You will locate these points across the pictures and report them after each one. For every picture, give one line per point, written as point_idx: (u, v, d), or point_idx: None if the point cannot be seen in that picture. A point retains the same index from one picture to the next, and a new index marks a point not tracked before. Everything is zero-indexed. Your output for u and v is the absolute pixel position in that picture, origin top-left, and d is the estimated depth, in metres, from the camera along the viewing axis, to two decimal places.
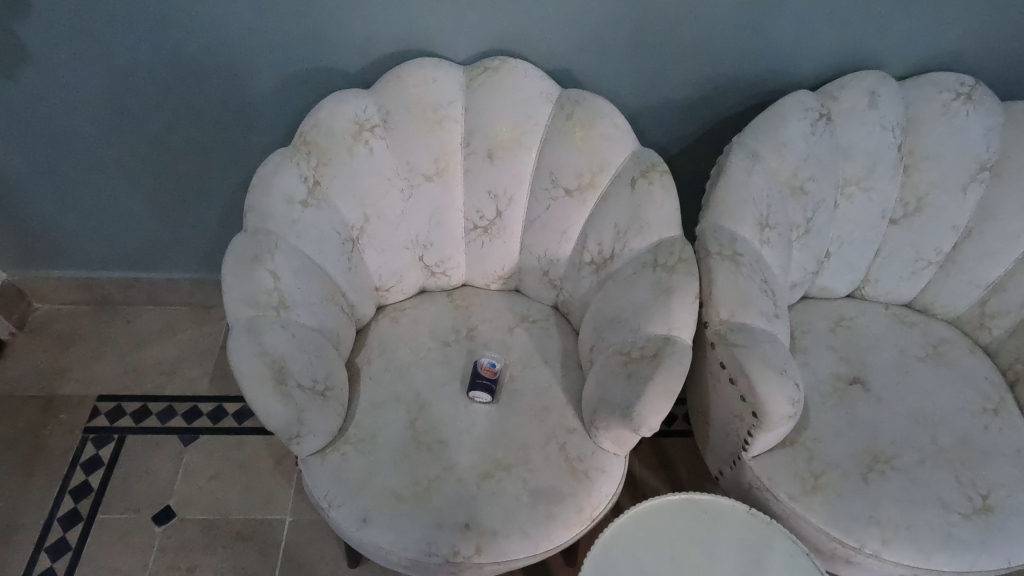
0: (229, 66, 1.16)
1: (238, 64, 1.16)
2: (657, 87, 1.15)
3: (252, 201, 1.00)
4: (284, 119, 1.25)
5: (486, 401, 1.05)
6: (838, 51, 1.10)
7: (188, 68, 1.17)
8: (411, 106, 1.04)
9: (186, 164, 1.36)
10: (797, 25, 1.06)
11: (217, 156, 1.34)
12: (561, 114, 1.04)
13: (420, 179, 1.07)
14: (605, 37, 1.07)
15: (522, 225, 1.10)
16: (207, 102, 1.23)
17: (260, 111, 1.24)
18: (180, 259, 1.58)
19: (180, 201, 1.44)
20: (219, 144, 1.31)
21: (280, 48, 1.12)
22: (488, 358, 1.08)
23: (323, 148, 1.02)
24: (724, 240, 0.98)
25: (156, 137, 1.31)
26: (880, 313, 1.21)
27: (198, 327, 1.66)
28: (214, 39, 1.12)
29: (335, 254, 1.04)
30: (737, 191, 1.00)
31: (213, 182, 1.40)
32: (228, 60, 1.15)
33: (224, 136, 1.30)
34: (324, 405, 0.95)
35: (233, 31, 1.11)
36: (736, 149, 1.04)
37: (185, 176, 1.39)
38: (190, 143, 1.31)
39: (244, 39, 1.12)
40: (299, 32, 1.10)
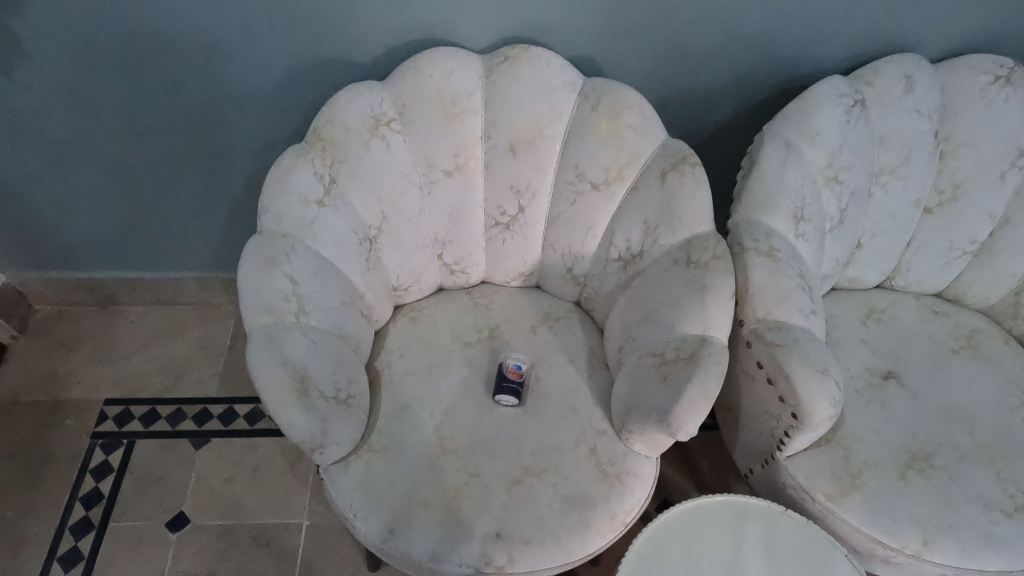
0: (236, 58, 1.11)
1: (247, 57, 1.11)
2: (681, 74, 1.10)
3: (265, 202, 0.95)
4: (293, 113, 1.20)
5: (512, 405, 1.02)
6: (872, 34, 1.05)
7: (193, 61, 1.12)
8: (429, 99, 0.99)
9: (192, 160, 1.31)
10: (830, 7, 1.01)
11: (225, 152, 1.29)
12: (586, 105, 1.00)
13: (439, 175, 1.03)
14: (630, 23, 1.02)
15: (545, 221, 1.06)
16: (214, 96, 1.18)
17: (269, 105, 1.19)
18: (185, 258, 1.54)
19: (185, 198, 1.39)
20: (227, 139, 1.26)
21: (289, 38, 1.07)
22: (513, 360, 1.05)
23: (338, 144, 0.98)
24: (760, 235, 0.94)
25: (161, 133, 1.26)
26: (911, 305, 1.17)
27: (205, 326, 1.62)
28: (220, 30, 1.07)
29: (353, 255, 1.00)
30: (771, 183, 0.96)
31: (219, 178, 1.35)
32: (235, 52, 1.10)
33: (231, 131, 1.25)
34: (348, 413, 0.91)
35: (240, 21, 1.05)
36: (768, 139, 1.00)
37: (190, 173, 1.34)
38: (195, 138, 1.26)
39: (252, 30, 1.07)
40: (309, 22, 1.05)
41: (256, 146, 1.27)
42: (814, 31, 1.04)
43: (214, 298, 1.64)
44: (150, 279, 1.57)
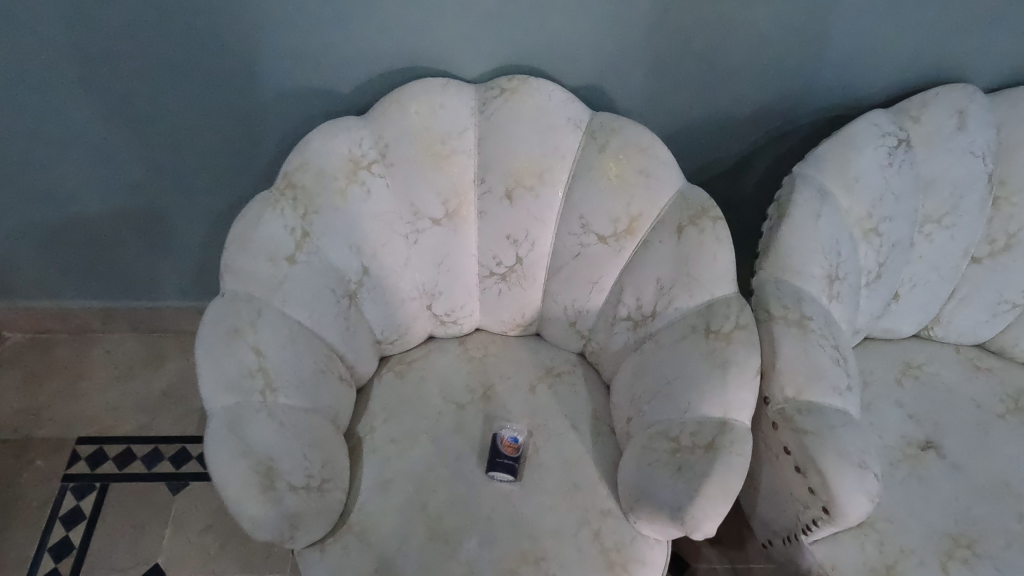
0: (212, 85, 1.01)
1: (222, 83, 1.00)
2: (700, 105, 0.98)
3: (228, 259, 0.84)
4: (272, 142, 1.09)
5: (508, 481, 0.91)
6: (916, 62, 0.93)
7: (166, 85, 1.02)
8: (415, 139, 0.88)
9: (167, 189, 1.21)
10: (871, 31, 0.89)
11: (202, 181, 1.19)
12: (593, 146, 0.87)
13: (426, 223, 0.91)
14: (642, 51, 0.91)
15: (546, 272, 0.95)
16: (190, 123, 1.08)
17: (247, 133, 1.08)
18: (163, 288, 1.43)
19: (160, 227, 1.29)
20: (203, 168, 1.16)
21: (263, 64, 0.96)
22: (510, 432, 0.95)
23: (312, 192, 0.86)
24: (789, 299, 0.82)
25: (132, 159, 1.15)
26: (951, 359, 1.06)
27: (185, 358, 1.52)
28: (194, 55, 0.97)
29: (329, 314, 0.89)
30: (803, 239, 0.84)
31: (192, 207, 1.24)
32: (211, 79, 1.00)
33: (209, 159, 1.14)
34: (321, 501, 0.81)
35: (213, 45, 0.95)
36: (800, 184, 0.87)
37: (165, 202, 1.23)
38: (171, 167, 1.16)
39: (226, 55, 0.96)
40: (283, 47, 0.93)
41: (233, 174, 1.17)
42: (851, 58, 0.92)
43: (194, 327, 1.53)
44: (124, 308, 1.47)
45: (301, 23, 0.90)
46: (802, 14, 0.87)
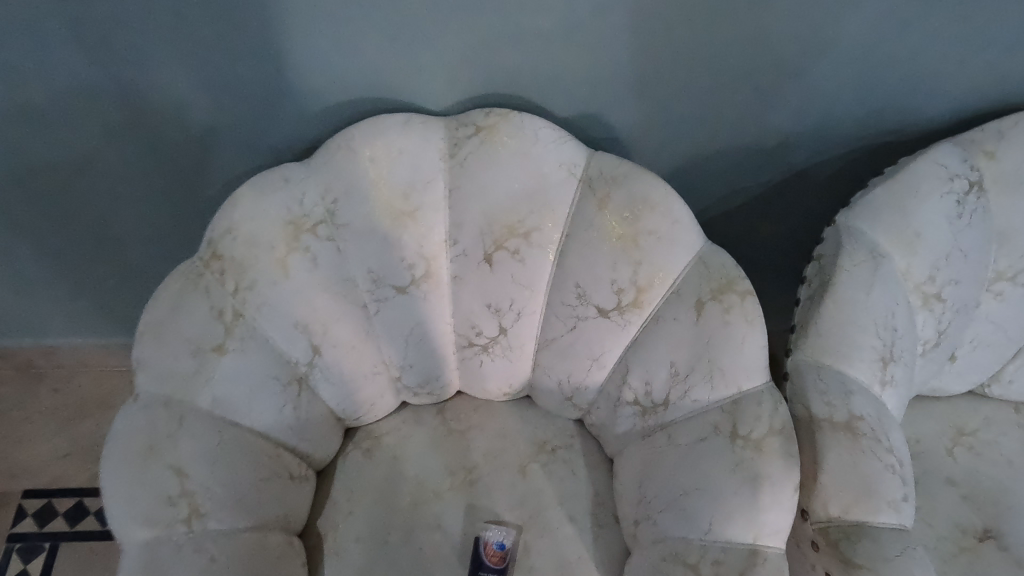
0: (142, 131, 0.81)
1: (153, 127, 0.80)
2: (719, 134, 0.81)
3: (142, 353, 0.68)
4: (215, 191, 0.91)
5: None
6: (988, 79, 0.76)
7: (82, 130, 0.81)
8: (370, 193, 0.71)
9: (100, 236, 1.02)
10: (937, 46, 0.72)
11: (141, 230, 1.00)
12: (591, 199, 0.71)
13: (389, 291, 0.75)
14: (650, 75, 0.73)
15: (535, 343, 0.79)
16: (118, 169, 0.88)
17: (186, 182, 0.89)
18: (112, 323, 1.27)
19: (99, 270, 1.10)
20: (141, 217, 0.97)
21: (196, 103, 0.76)
22: (495, 535, 0.80)
23: (243, 264, 0.70)
24: (835, 393, 0.67)
25: (43, 210, 0.96)
26: (1011, 422, 0.91)
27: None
28: (114, 97, 0.76)
29: (273, 406, 0.74)
30: (852, 315, 0.68)
31: (119, 250, 1.05)
32: (140, 124, 0.80)
33: (147, 208, 0.95)
34: None
35: (135, 83, 0.74)
36: (848, 244, 0.70)
37: (101, 247, 1.05)
38: (101, 214, 0.97)
39: (151, 95, 0.76)
40: (211, 83, 0.74)
41: (160, 222, 0.98)
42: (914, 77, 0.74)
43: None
44: (71, 345, 1.32)
45: (232, 55, 0.70)
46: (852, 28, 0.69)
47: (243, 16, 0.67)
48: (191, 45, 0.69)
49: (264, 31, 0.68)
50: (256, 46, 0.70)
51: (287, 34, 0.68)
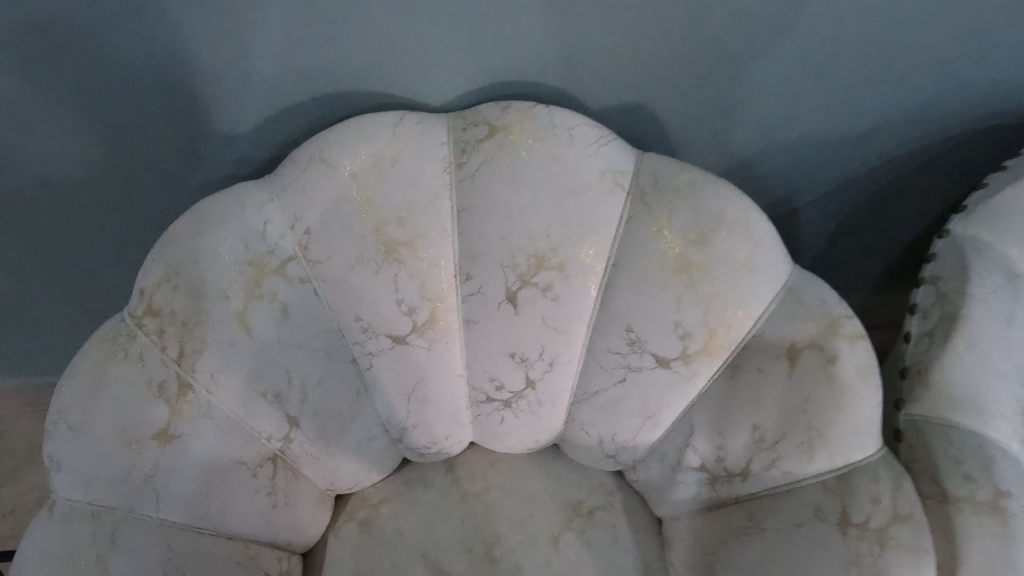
0: (50, 121, 0.58)
1: (55, 127, 0.58)
2: (793, 123, 0.64)
3: (58, 449, 0.51)
4: (149, 216, 0.70)
5: None
6: None
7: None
8: (354, 220, 0.54)
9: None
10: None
11: (51, 263, 0.76)
12: (645, 218, 0.54)
13: (385, 342, 0.59)
14: (712, 52, 0.56)
15: (571, 395, 0.63)
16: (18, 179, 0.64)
17: (112, 200, 0.68)
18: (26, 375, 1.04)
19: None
20: (53, 245, 0.74)
21: (122, 88, 0.55)
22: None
23: (190, 321, 0.53)
24: (972, 461, 0.52)
25: None
26: None
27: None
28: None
29: (241, 499, 0.57)
30: (986, 357, 0.53)
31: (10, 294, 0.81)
32: (47, 112, 0.57)
33: (49, 239, 0.73)
34: None
35: (32, 46, 0.51)
36: (975, 265, 0.55)
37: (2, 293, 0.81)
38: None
39: (58, 68, 0.53)
40: (135, 70, 0.54)
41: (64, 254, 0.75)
42: None
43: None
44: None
45: (161, 37, 0.51)
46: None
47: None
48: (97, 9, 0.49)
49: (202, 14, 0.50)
50: (195, 36, 0.52)
51: (234, 15, 0.50)
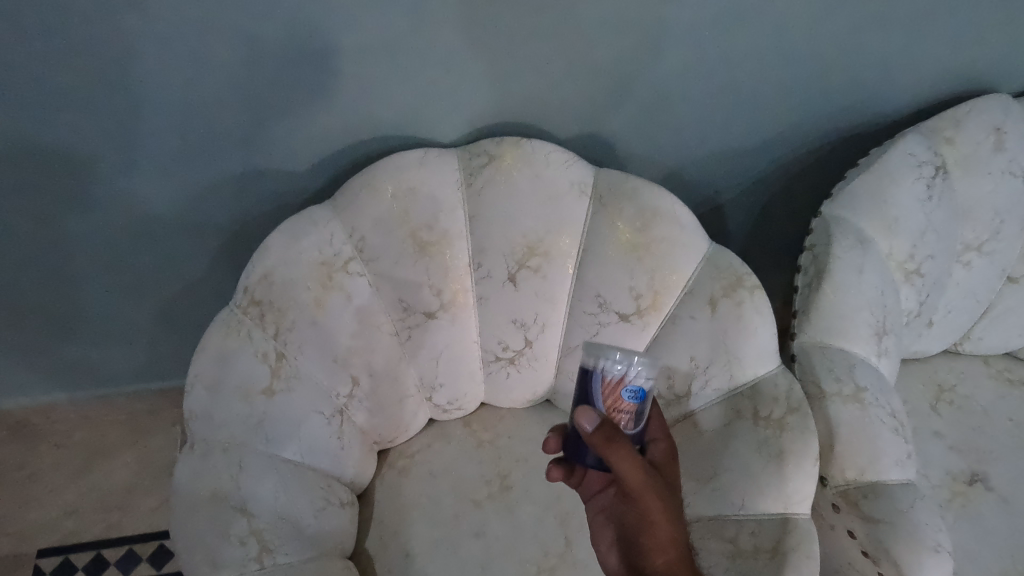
0: (195, 146, 0.78)
1: (203, 158, 0.79)
2: (706, 138, 0.88)
3: (194, 404, 0.71)
4: (238, 231, 0.91)
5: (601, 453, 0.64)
6: (931, 78, 0.87)
7: (92, 135, 0.75)
8: (396, 227, 0.75)
9: (121, 280, 0.96)
10: (882, 54, 0.83)
11: (156, 265, 0.94)
12: (603, 213, 0.76)
13: (419, 318, 0.79)
14: (642, 95, 0.80)
15: (559, 350, 0.84)
16: (103, 189, 0.82)
17: (191, 210, 0.86)
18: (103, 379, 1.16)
19: (93, 311, 1.01)
20: (117, 247, 0.91)
21: (200, 120, 0.75)
22: (644, 385, 0.62)
23: (281, 307, 0.73)
24: (840, 368, 0.74)
25: (59, 253, 0.91)
26: (983, 376, 1.03)
27: (147, 438, 1.22)
28: (178, 122, 0.75)
29: (321, 440, 0.76)
30: (848, 297, 0.76)
31: (125, 289, 0.98)
32: (194, 139, 0.77)
33: (171, 246, 0.92)
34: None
35: (205, 92, 0.72)
36: (837, 233, 0.78)
37: (118, 293, 0.98)
38: (102, 241, 0.89)
39: (202, 105, 0.73)
40: (268, 114, 0.75)
41: (178, 259, 0.94)
42: (859, 81, 0.86)
43: (148, 406, 1.22)
44: (77, 395, 1.18)
45: (280, 96, 0.73)
46: (810, 42, 0.79)
47: (253, 64, 0.70)
48: (253, 74, 0.70)
49: (288, 79, 0.71)
50: (266, 91, 0.72)
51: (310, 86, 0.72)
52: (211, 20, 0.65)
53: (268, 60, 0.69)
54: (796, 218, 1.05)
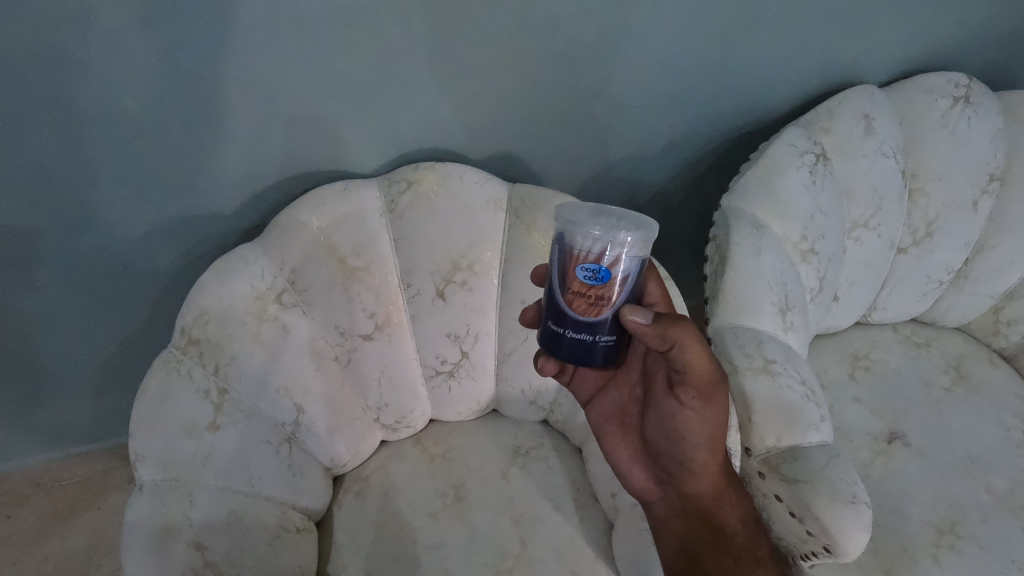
0: (128, 193, 0.80)
1: (137, 205, 0.81)
2: (614, 146, 0.95)
3: (139, 447, 0.72)
4: (176, 276, 0.93)
5: (577, 336, 0.59)
6: (806, 77, 0.97)
7: (24, 192, 0.77)
8: (325, 256, 0.79)
9: (63, 336, 0.96)
10: (759, 59, 0.92)
11: (97, 316, 0.95)
12: (519, 225, 0.83)
13: (357, 341, 0.84)
14: (548, 112, 0.87)
15: (495, 358, 0.90)
16: (40, 247, 0.83)
17: (127, 259, 0.88)
18: (51, 443, 1.14)
19: (40, 370, 1.00)
20: (54, 303, 0.91)
21: (138, 170, 0.78)
22: (616, 262, 0.56)
23: (219, 343, 0.76)
24: (750, 345, 0.80)
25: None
26: (892, 342, 1.12)
27: (106, 497, 1.21)
28: (109, 170, 0.77)
29: (271, 469, 0.79)
30: (749, 278, 0.82)
31: (66, 347, 0.98)
32: (129, 186, 0.79)
33: (112, 297, 0.93)
34: None
35: (134, 139, 0.75)
36: (734, 223, 0.84)
37: (61, 350, 0.98)
38: (40, 298, 0.90)
39: (132, 154, 0.76)
40: (192, 156, 0.78)
41: (120, 310, 0.95)
42: (743, 86, 0.95)
43: (105, 463, 1.21)
44: (30, 464, 1.16)
45: (204, 140, 0.76)
46: (692, 53, 0.87)
47: (184, 114, 0.73)
48: (177, 119, 0.74)
49: (209, 123, 0.75)
50: (189, 135, 0.75)
51: (225, 128, 0.76)
52: (131, 73, 0.69)
53: (189, 105, 0.73)
54: (703, 208, 1.14)
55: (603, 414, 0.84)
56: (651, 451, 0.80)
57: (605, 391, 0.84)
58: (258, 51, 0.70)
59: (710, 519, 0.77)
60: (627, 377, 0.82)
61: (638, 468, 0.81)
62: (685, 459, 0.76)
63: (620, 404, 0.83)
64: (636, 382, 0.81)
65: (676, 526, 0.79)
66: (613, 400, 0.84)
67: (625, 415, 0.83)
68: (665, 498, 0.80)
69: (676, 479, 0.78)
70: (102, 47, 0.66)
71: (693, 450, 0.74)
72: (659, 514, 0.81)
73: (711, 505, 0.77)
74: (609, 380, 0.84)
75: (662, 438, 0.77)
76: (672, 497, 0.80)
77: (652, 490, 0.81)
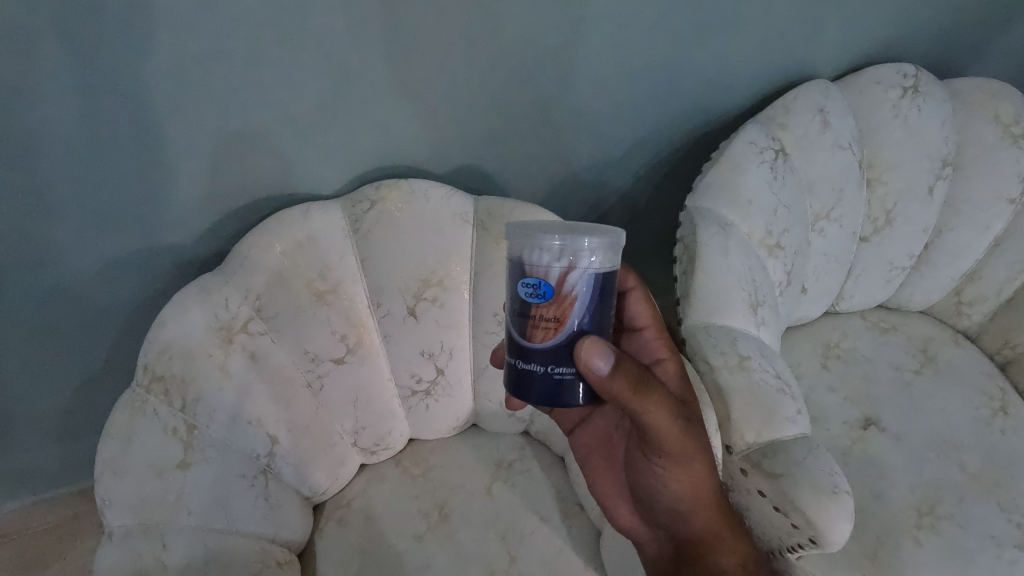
0: (81, 229, 0.77)
1: (90, 238, 0.78)
2: (577, 152, 0.95)
3: (106, 492, 0.69)
4: (137, 311, 0.90)
5: (529, 363, 0.57)
6: (762, 74, 0.99)
7: None
8: (292, 281, 0.78)
9: (20, 379, 0.92)
10: (713, 59, 0.93)
11: (54, 357, 0.91)
12: (487, 237, 0.82)
13: (329, 365, 0.82)
14: (510, 122, 0.86)
15: (470, 374, 0.89)
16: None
17: (81, 296, 0.85)
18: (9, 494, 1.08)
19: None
20: (7, 346, 0.87)
21: (91, 204, 0.75)
22: (559, 278, 0.53)
23: (185, 378, 0.73)
24: (724, 343, 0.80)
25: None
26: (861, 329, 1.14)
27: (76, 544, 1.16)
28: (59, 206, 0.74)
29: (246, 503, 0.76)
30: (719, 277, 0.82)
31: (22, 391, 0.94)
32: (81, 221, 0.76)
33: (69, 336, 0.89)
34: None
35: (85, 172, 0.72)
36: (700, 222, 0.85)
37: (17, 394, 0.94)
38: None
39: (84, 188, 0.73)
40: (147, 186, 0.75)
41: (79, 349, 0.91)
42: (700, 87, 0.96)
43: (70, 510, 1.15)
44: None
45: (159, 169, 0.74)
46: (649, 54, 0.88)
47: (136, 144, 0.71)
48: (129, 149, 0.71)
49: (162, 151, 0.73)
50: (142, 165, 0.73)
51: (178, 156, 0.74)
52: (79, 104, 0.67)
53: (140, 135, 0.71)
54: (669, 209, 1.15)
55: (588, 446, 0.85)
56: (636, 493, 0.79)
57: (592, 420, 0.85)
58: (211, 74, 0.68)
59: (704, 565, 0.75)
60: (616, 408, 0.83)
61: (625, 506, 0.81)
62: (669, 506, 0.75)
63: (606, 433, 0.84)
64: (623, 414, 0.81)
65: (666, 568, 0.77)
66: (599, 429, 0.85)
67: (611, 445, 0.83)
68: (656, 540, 0.79)
69: (665, 525, 0.77)
70: (46, 79, 0.64)
71: (674, 499, 0.73)
72: (652, 554, 0.80)
73: (706, 555, 0.75)
74: (596, 409, 0.85)
75: (641, 481, 0.76)
76: (663, 538, 0.79)
77: (641, 531, 0.80)
